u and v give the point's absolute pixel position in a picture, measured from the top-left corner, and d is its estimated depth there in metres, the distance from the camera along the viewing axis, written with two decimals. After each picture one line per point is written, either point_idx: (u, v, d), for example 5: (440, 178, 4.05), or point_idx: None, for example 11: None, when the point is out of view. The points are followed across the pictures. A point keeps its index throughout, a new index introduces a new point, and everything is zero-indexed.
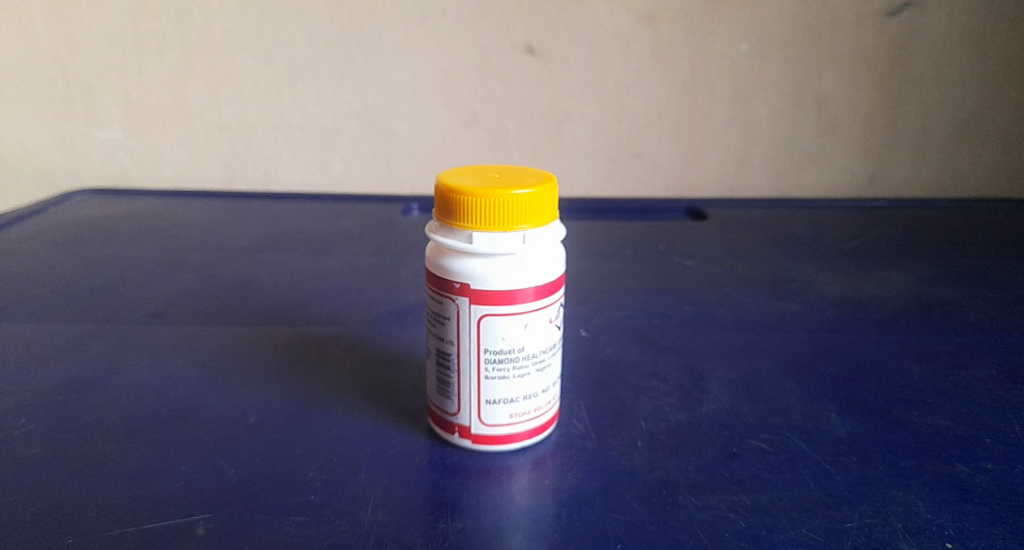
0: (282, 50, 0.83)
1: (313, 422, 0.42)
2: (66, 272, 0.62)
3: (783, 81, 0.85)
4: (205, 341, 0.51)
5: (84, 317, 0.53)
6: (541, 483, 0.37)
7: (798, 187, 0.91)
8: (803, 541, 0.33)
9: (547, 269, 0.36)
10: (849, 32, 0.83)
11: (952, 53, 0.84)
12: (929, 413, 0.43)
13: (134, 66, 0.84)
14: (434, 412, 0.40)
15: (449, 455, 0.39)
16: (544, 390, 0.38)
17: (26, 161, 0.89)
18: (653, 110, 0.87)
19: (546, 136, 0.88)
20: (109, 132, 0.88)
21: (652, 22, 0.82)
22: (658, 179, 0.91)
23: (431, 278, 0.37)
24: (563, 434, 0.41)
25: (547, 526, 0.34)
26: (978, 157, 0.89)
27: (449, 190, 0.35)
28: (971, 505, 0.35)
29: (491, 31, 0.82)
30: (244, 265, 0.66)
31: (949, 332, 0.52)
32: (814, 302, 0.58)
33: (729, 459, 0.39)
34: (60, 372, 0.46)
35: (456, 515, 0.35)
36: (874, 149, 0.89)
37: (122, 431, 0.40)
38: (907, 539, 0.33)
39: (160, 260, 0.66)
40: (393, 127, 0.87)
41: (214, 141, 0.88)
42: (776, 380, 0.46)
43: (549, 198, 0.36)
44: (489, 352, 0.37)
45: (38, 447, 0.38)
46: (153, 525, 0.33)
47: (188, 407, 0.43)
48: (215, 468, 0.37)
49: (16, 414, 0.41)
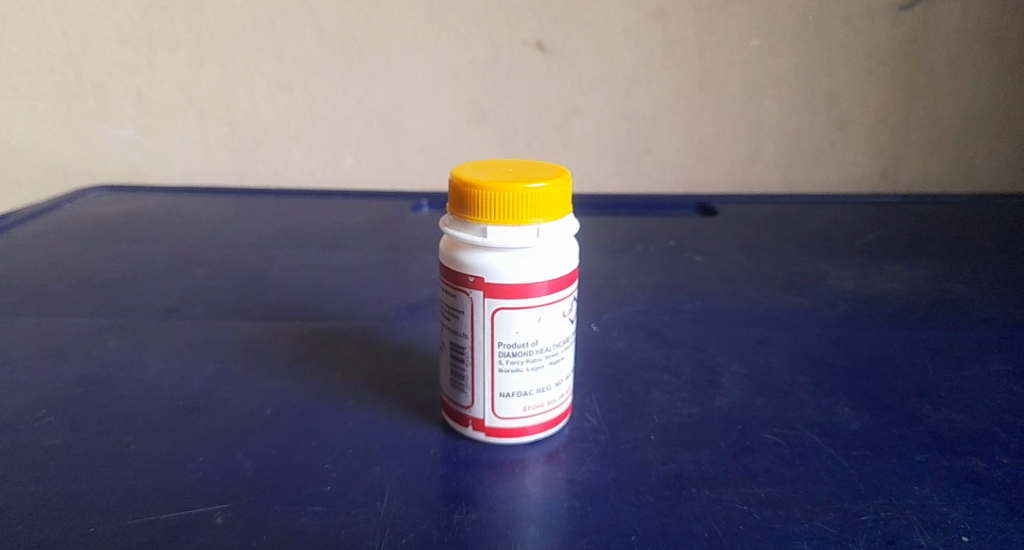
0: (293, 47, 0.84)
1: (327, 415, 0.42)
2: (82, 268, 0.63)
3: (794, 77, 0.85)
4: (218, 335, 0.51)
5: (99, 311, 0.54)
6: (555, 476, 0.37)
7: (808, 182, 0.91)
8: (818, 534, 0.33)
9: (561, 263, 0.37)
10: (860, 27, 0.82)
11: (965, 47, 0.83)
12: (944, 407, 0.42)
13: (147, 63, 0.85)
14: (448, 405, 0.40)
15: (462, 448, 0.39)
16: (557, 383, 0.39)
17: (41, 158, 0.89)
18: (663, 106, 0.87)
19: (556, 133, 0.88)
20: (122, 129, 0.89)
21: (662, 17, 0.82)
22: (667, 175, 0.91)
23: (445, 272, 0.38)
24: (576, 427, 0.41)
25: (561, 519, 0.34)
26: (991, 152, 0.89)
27: (463, 184, 0.35)
28: (986, 499, 0.35)
29: (501, 28, 0.82)
30: (256, 260, 0.66)
31: (963, 328, 0.52)
32: (825, 297, 0.58)
33: (742, 453, 0.39)
34: (77, 365, 0.46)
35: (470, 506, 0.35)
36: (886, 144, 0.89)
37: (140, 423, 0.40)
38: (921, 532, 0.33)
39: (173, 255, 0.67)
40: (404, 124, 0.87)
41: (225, 138, 0.89)
42: (788, 375, 0.46)
43: (563, 192, 0.36)
44: (504, 346, 0.37)
45: (57, 440, 0.39)
46: (173, 514, 0.34)
47: (203, 400, 0.43)
48: (232, 460, 0.38)
49: (35, 407, 0.42)
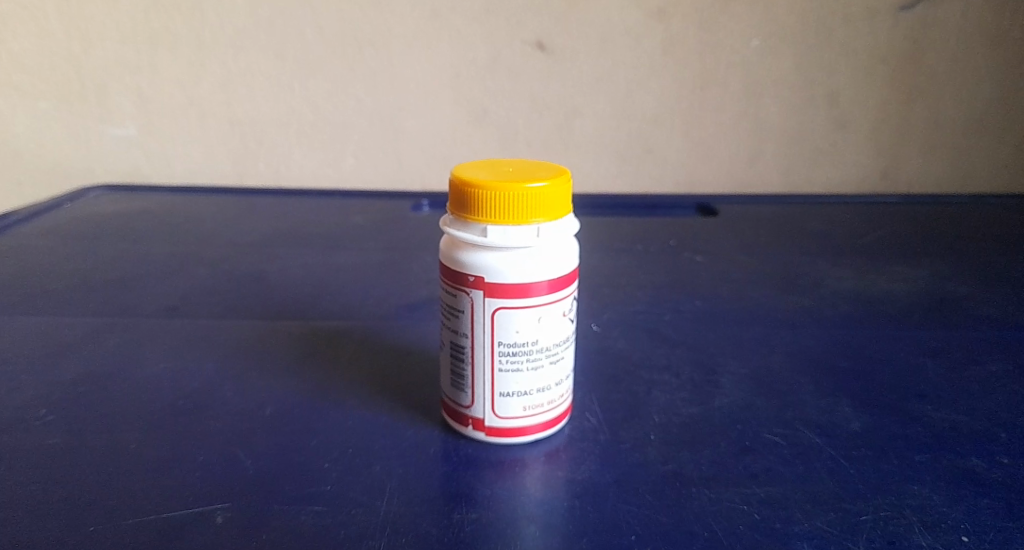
0: (294, 46, 0.84)
1: (327, 414, 0.42)
2: (83, 267, 0.63)
3: (795, 77, 0.85)
4: (219, 334, 0.51)
5: (100, 311, 0.54)
6: (555, 476, 0.37)
7: (809, 182, 0.91)
8: (818, 534, 0.33)
9: (561, 263, 0.37)
10: (861, 27, 0.82)
11: (966, 47, 0.83)
12: (944, 407, 0.42)
13: (148, 63, 0.85)
14: (448, 404, 0.40)
15: (462, 447, 0.39)
16: (557, 383, 0.39)
17: (42, 157, 0.89)
18: (664, 106, 0.87)
19: (557, 132, 0.88)
20: (123, 129, 0.89)
21: (663, 17, 0.82)
22: (668, 175, 0.91)
23: (445, 271, 0.38)
24: (576, 427, 0.41)
25: (561, 518, 0.34)
26: (991, 152, 0.89)
27: (463, 184, 0.35)
28: (986, 499, 0.35)
29: (502, 27, 0.82)
30: (257, 260, 0.66)
31: (963, 328, 0.52)
32: (826, 297, 0.58)
33: (743, 453, 0.39)
34: (78, 364, 0.46)
35: (470, 505, 0.35)
36: (886, 144, 0.89)
37: (141, 422, 0.40)
38: (921, 532, 0.33)
39: (174, 255, 0.67)
40: (404, 123, 0.87)
41: (226, 137, 0.89)
42: (788, 375, 0.46)
43: (563, 192, 0.36)
44: (503, 345, 0.37)
45: (58, 439, 0.39)
46: (174, 513, 0.34)
47: (204, 399, 0.43)
48: (232, 459, 0.38)
49: (35, 406, 0.42)
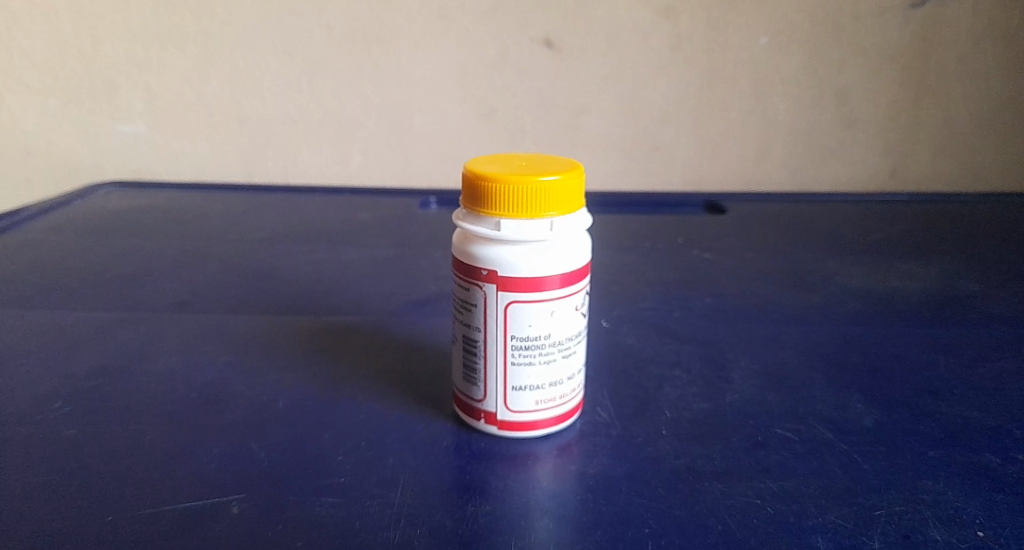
0: (302, 44, 0.84)
1: (339, 408, 0.42)
2: (94, 262, 0.63)
3: (803, 74, 0.85)
4: (230, 329, 0.51)
5: (112, 306, 0.54)
6: (567, 469, 0.37)
7: (817, 179, 0.91)
8: (832, 528, 0.33)
9: (573, 257, 0.37)
10: (870, 24, 0.82)
11: (976, 44, 0.83)
12: (957, 403, 0.42)
13: (157, 60, 0.85)
14: (459, 398, 0.40)
15: (474, 441, 0.40)
16: (569, 377, 0.39)
17: (52, 154, 0.90)
18: (672, 103, 0.87)
19: (564, 130, 0.88)
20: (133, 126, 0.89)
21: (671, 15, 0.82)
22: (675, 172, 0.91)
23: (458, 265, 0.38)
24: (588, 422, 0.41)
25: (575, 511, 0.34)
26: (999, 150, 0.88)
27: (477, 177, 0.36)
28: (1001, 495, 0.35)
29: (510, 26, 0.82)
30: (266, 256, 0.66)
31: (976, 325, 0.52)
32: (836, 294, 0.58)
33: (754, 448, 0.39)
34: (92, 358, 0.46)
35: (483, 498, 0.35)
36: (895, 141, 0.88)
37: (156, 414, 0.41)
38: (936, 526, 0.33)
39: (184, 250, 0.67)
40: (412, 121, 0.88)
41: (234, 133, 0.89)
42: (799, 371, 0.46)
43: (576, 186, 0.36)
44: (516, 339, 0.37)
45: (74, 430, 0.39)
46: (189, 504, 0.34)
47: (217, 393, 0.43)
48: (246, 451, 0.38)
49: (50, 399, 0.42)
